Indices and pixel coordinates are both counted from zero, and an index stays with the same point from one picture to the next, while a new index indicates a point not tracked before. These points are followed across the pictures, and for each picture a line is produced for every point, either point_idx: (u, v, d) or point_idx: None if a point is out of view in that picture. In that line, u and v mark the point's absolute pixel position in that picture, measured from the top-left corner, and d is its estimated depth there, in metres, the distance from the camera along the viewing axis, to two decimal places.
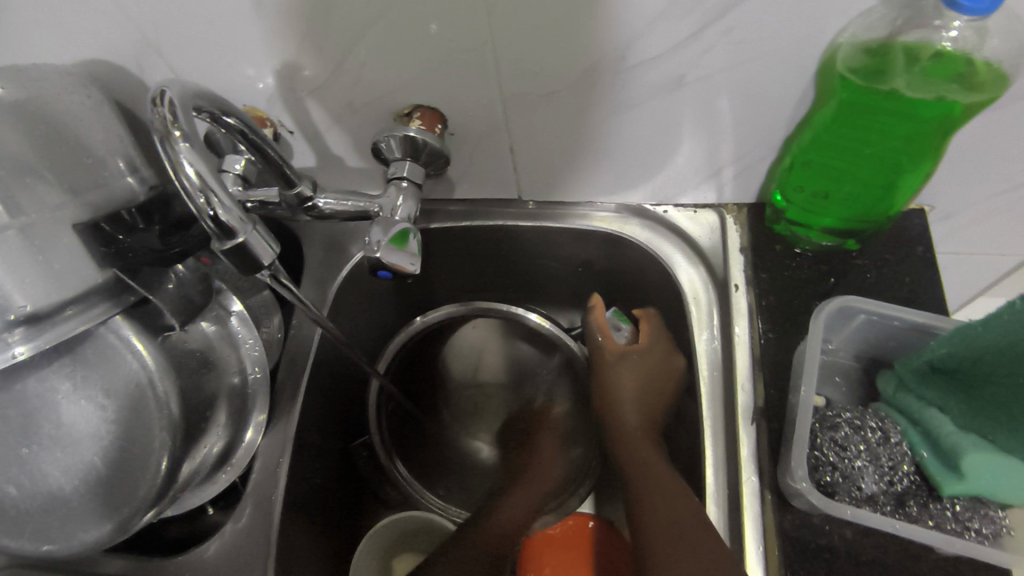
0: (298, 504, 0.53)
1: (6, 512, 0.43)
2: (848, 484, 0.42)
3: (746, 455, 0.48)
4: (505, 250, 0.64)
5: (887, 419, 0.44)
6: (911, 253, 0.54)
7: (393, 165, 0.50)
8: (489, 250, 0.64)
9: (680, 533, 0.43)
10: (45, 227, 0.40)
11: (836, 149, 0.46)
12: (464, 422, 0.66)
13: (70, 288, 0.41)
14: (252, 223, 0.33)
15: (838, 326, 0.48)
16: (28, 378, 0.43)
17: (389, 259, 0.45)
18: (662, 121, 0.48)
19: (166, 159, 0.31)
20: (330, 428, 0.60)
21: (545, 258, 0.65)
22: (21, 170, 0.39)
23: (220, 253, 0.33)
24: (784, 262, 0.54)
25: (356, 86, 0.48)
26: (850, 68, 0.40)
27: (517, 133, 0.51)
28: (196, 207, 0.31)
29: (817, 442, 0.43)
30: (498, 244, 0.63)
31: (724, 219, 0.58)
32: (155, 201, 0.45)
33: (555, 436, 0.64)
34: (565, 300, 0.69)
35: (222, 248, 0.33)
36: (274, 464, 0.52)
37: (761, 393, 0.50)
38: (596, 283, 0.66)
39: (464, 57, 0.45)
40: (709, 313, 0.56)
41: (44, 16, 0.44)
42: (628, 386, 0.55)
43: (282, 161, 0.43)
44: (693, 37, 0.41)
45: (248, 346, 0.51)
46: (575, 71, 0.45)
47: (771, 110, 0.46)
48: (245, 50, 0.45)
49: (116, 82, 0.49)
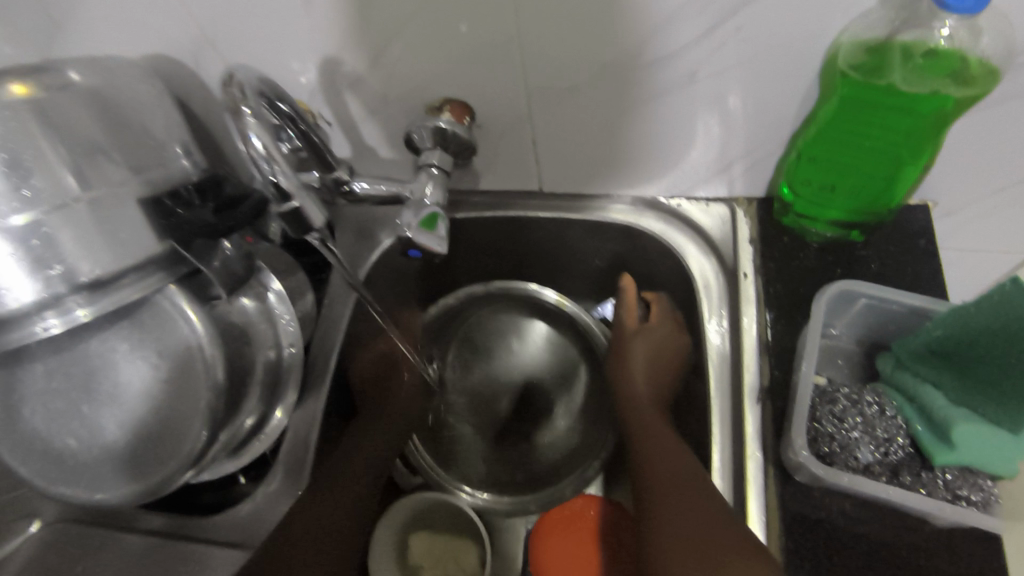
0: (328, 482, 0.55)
1: (65, 463, 0.47)
2: (844, 455, 0.44)
3: (752, 433, 0.51)
4: (526, 240, 0.68)
5: (883, 395, 0.46)
6: (913, 245, 0.56)
7: (424, 154, 0.54)
8: (509, 239, 0.68)
9: (681, 484, 0.47)
10: (111, 200, 0.43)
11: (840, 141, 0.49)
12: (485, 400, 0.68)
13: (131, 257, 0.44)
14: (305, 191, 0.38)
15: (840, 310, 0.50)
16: (91, 339, 0.46)
17: (421, 240, 0.49)
18: (676, 116, 0.52)
19: (235, 132, 0.35)
20: (366, 407, 0.63)
21: (562, 248, 0.68)
22: (93, 148, 0.43)
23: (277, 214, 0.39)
24: (792, 253, 0.58)
25: (392, 80, 0.52)
26: (851, 65, 0.43)
27: (540, 126, 0.55)
28: (261, 175, 0.36)
29: (816, 415, 0.46)
30: (518, 233, 0.67)
31: (734, 212, 0.61)
32: (207, 180, 0.49)
33: (568, 415, 0.67)
34: (582, 291, 0.73)
35: (279, 211, 0.38)
36: (306, 436, 0.56)
37: (766, 374, 0.53)
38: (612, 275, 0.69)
39: (492, 53, 0.48)
40: (719, 301, 0.59)
41: (114, 13, 0.49)
42: (636, 355, 0.60)
43: (327, 148, 0.48)
44: (705, 35, 0.44)
45: (285, 322, 0.56)
46: (595, 67, 0.48)
47: (777, 107, 0.49)
48: (293, 45, 0.49)
49: (173, 74, 0.54)
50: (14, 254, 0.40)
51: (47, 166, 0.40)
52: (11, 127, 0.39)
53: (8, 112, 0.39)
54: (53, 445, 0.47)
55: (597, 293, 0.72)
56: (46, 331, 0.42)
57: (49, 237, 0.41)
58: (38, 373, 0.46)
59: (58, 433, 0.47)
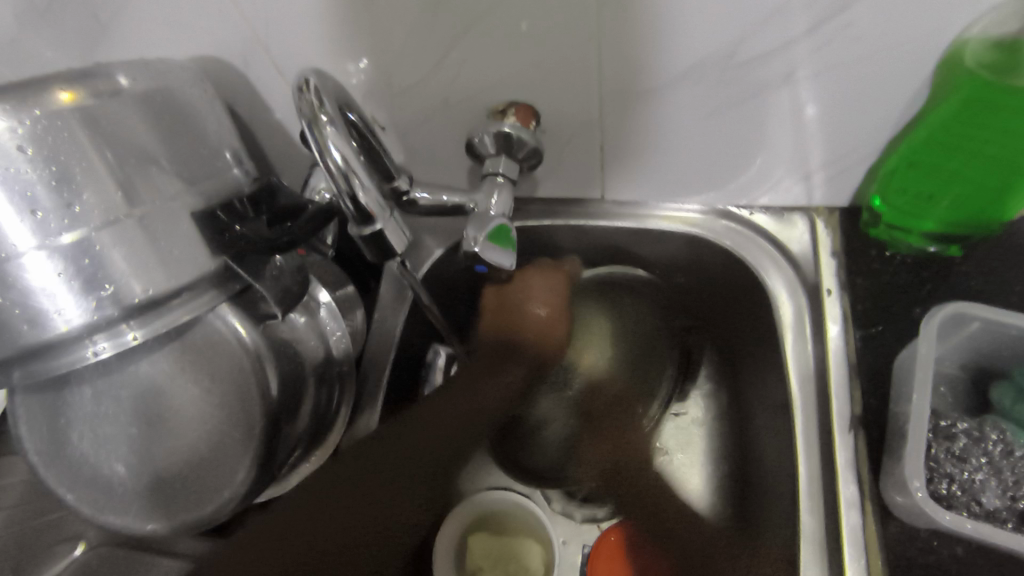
0: (331, 506, 0.50)
1: (115, 490, 0.45)
2: (966, 498, 0.40)
3: (842, 462, 0.47)
4: (581, 249, 0.64)
5: (1007, 431, 0.42)
6: (1020, 260, 0.52)
7: (488, 162, 0.51)
8: (561, 246, 0.64)
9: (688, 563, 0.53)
10: (162, 215, 0.40)
11: (953, 148, 0.44)
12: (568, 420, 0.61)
13: (186, 275, 0.41)
14: (389, 211, 0.38)
15: (948, 334, 0.45)
16: (141, 361, 0.44)
17: (489, 255, 0.47)
18: (760, 120, 0.48)
19: (312, 141, 0.35)
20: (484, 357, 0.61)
21: (626, 255, 0.64)
22: (146, 159, 0.39)
23: (359, 237, 0.39)
24: (878, 267, 0.53)
25: (454, 82, 0.48)
26: (979, 63, 0.39)
27: (611, 131, 0.51)
28: (344, 192, 0.36)
29: (932, 453, 0.41)
30: (570, 241, 0.63)
31: (814, 222, 0.56)
32: (262, 191, 0.48)
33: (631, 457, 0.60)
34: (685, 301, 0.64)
35: (362, 233, 0.39)
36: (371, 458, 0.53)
37: (859, 400, 0.49)
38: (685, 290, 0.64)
39: (568, 54, 0.45)
40: (801, 321, 0.54)
41: (162, 12, 0.46)
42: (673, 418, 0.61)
43: (383, 153, 0.45)
44: (807, 33, 0.40)
45: (337, 338, 0.52)
46: (679, 69, 0.44)
47: (881, 106, 0.45)
48: (351, 44, 0.46)
49: (222, 76, 0.51)
50: (62, 274, 0.37)
51: (98, 181, 0.37)
52: (61, 138, 0.36)
53: (59, 122, 0.36)
54: (101, 472, 0.45)
55: (702, 310, 0.64)
56: (96, 355, 0.40)
57: (100, 256, 0.38)
58: (86, 397, 0.44)
59: (105, 460, 0.44)
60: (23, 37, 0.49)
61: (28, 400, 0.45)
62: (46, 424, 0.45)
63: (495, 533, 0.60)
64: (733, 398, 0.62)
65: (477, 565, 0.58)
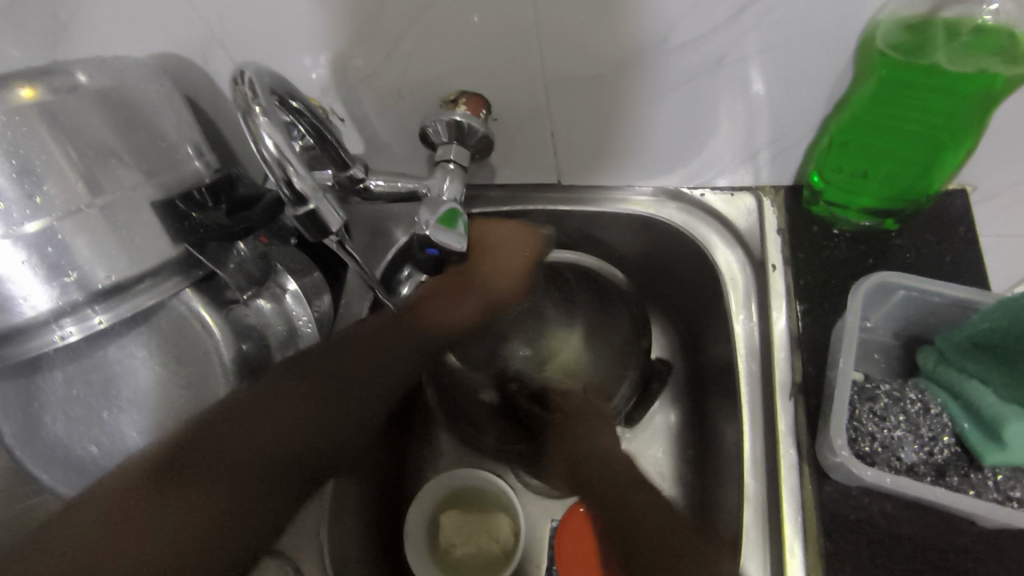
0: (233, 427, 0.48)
1: (87, 471, 0.47)
2: (887, 455, 0.42)
3: (784, 430, 0.49)
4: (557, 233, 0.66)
5: (926, 391, 0.44)
6: (952, 233, 0.54)
7: (440, 149, 0.53)
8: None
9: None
10: (124, 205, 0.42)
11: (877, 125, 0.46)
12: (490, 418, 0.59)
13: (148, 261, 0.44)
14: (322, 192, 0.40)
15: (877, 302, 0.48)
16: (109, 346, 0.46)
17: (440, 238, 0.49)
18: (699, 104, 0.50)
19: (246, 131, 0.37)
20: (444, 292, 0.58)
21: (598, 238, 0.66)
22: (105, 152, 0.41)
23: (296, 218, 0.41)
24: (821, 243, 0.56)
25: (405, 73, 0.50)
26: (890, 44, 0.41)
27: (559, 118, 0.53)
28: (280, 175, 0.38)
29: (855, 414, 0.44)
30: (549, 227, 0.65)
31: (761, 201, 0.58)
32: (220, 181, 0.49)
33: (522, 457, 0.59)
34: (656, 297, 0.68)
35: (297, 214, 0.40)
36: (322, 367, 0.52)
37: (799, 369, 0.51)
38: (653, 275, 0.67)
39: (509, 44, 0.47)
40: (746, 295, 0.57)
41: (120, 11, 0.48)
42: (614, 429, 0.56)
43: (339, 147, 0.47)
44: (731, 19, 0.43)
45: (302, 324, 0.52)
46: (617, 55, 0.46)
47: (809, 86, 0.47)
48: (302, 38, 0.48)
49: (182, 72, 0.53)
50: (28, 262, 0.39)
51: (59, 173, 0.39)
52: (21, 132, 0.38)
53: (17, 118, 0.37)
54: (74, 453, 0.47)
55: (670, 308, 0.68)
56: (65, 339, 0.42)
57: (64, 244, 0.40)
58: (57, 381, 0.46)
59: (78, 442, 0.46)
60: None
61: (2, 387, 0.47)
62: (20, 409, 0.47)
63: (463, 510, 0.61)
64: (697, 378, 0.64)
65: (450, 541, 0.59)
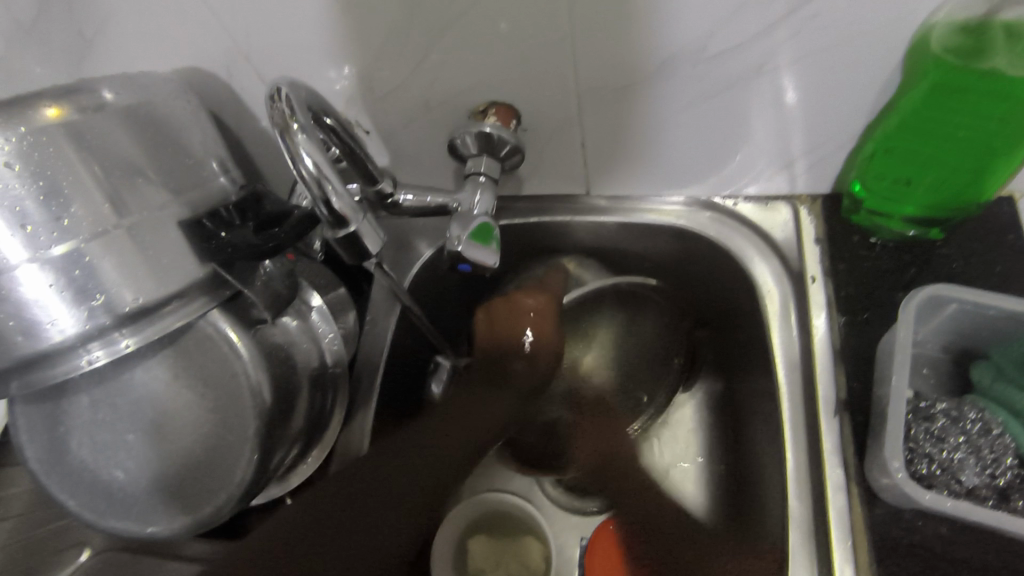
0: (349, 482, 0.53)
1: (113, 496, 0.46)
2: (946, 477, 0.40)
3: (829, 448, 0.48)
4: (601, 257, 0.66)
5: (985, 410, 0.43)
6: (1001, 242, 0.52)
7: (470, 162, 0.52)
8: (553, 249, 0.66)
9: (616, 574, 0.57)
10: (151, 224, 0.41)
11: (927, 132, 0.44)
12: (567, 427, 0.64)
13: (174, 283, 0.42)
14: (362, 214, 0.39)
15: (928, 316, 0.46)
16: (135, 368, 0.45)
17: (471, 254, 0.48)
18: (738, 112, 0.48)
19: (283, 149, 0.36)
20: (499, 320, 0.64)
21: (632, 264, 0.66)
22: (131, 171, 0.40)
23: (333, 240, 0.40)
24: (861, 253, 0.54)
25: (432, 84, 0.49)
26: (946, 47, 0.39)
27: (591, 128, 0.51)
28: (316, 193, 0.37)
29: (911, 434, 0.42)
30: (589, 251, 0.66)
31: (797, 210, 0.57)
32: (246, 198, 0.47)
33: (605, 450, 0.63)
34: None
35: (337, 236, 0.40)
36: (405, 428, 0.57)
37: (844, 385, 0.49)
38: (681, 286, 0.65)
39: (542, 53, 0.45)
40: (785, 307, 0.55)
41: (145, 25, 0.47)
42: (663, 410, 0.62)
43: (367, 157, 0.45)
44: (776, 24, 0.41)
45: (329, 341, 0.52)
46: (654, 64, 0.45)
47: (853, 92, 0.45)
48: (329, 51, 0.47)
49: (207, 87, 0.52)
50: (55, 285, 0.38)
51: (86, 194, 0.38)
52: (47, 153, 0.37)
53: (44, 138, 0.37)
54: (100, 477, 0.46)
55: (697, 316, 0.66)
56: (91, 363, 0.41)
57: (90, 267, 0.39)
58: (84, 405, 0.45)
59: (104, 465, 0.46)
60: (13, 57, 0.50)
61: (28, 409, 0.47)
62: (45, 433, 0.47)
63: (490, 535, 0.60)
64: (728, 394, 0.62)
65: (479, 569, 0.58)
